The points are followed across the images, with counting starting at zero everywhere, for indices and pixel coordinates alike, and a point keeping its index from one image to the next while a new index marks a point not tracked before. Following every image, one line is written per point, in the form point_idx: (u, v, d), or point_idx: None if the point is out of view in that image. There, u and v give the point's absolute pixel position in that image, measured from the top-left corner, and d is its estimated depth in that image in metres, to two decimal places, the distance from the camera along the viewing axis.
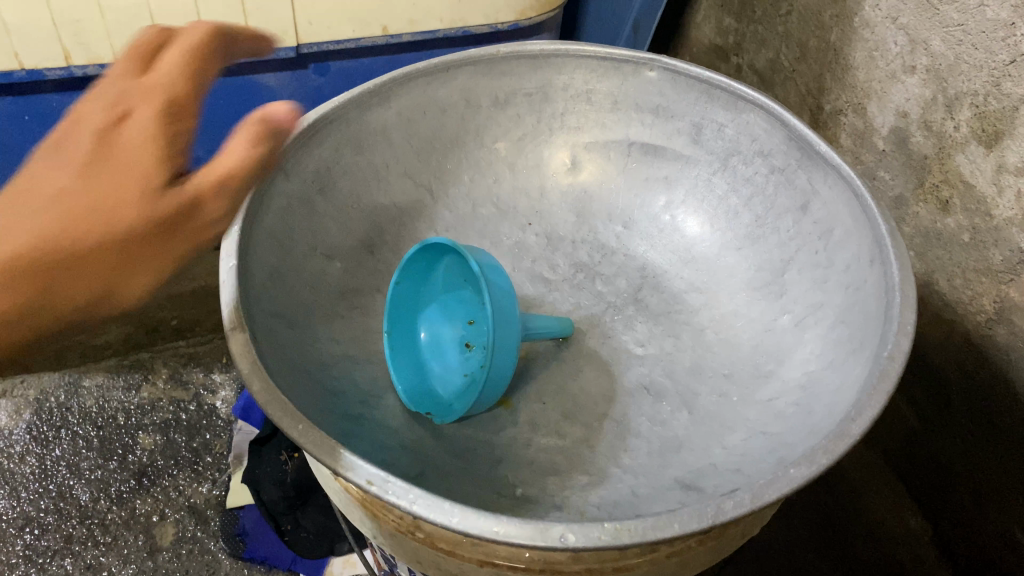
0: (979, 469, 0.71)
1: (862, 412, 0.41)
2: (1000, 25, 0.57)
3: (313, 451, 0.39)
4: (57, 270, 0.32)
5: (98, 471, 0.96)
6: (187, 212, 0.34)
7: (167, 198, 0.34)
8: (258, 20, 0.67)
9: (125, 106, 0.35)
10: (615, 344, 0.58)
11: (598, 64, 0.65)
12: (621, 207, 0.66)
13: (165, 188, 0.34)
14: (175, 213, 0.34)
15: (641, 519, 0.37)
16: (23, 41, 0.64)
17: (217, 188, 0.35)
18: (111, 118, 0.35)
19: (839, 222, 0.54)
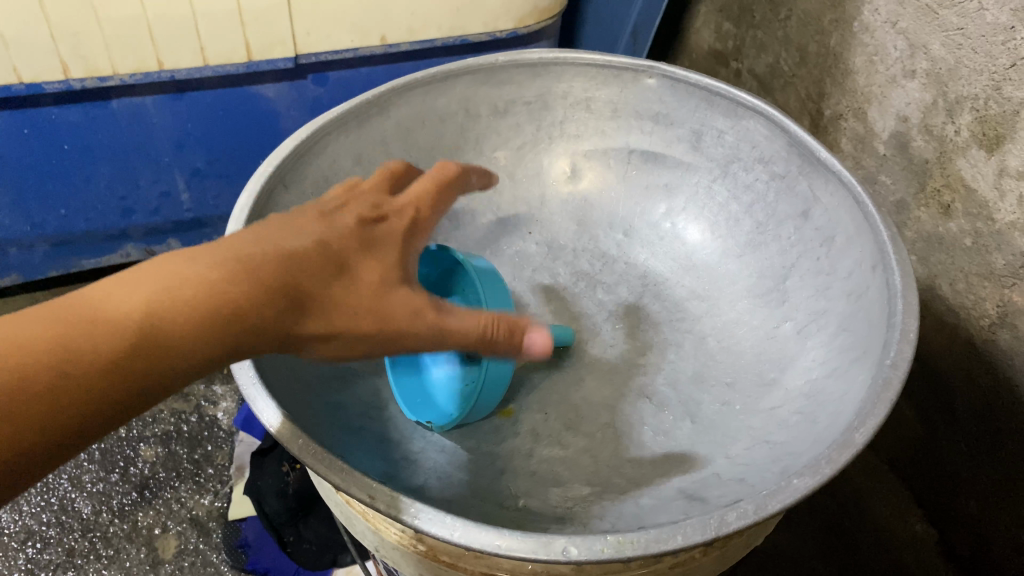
0: (985, 474, 0.71)
1: (866, 421, 0.41)
2: (1000, 28, 0.56)
3: (314, 466, 0.39)
4: (301, 326, 0.35)
5: (100, 484, 0.95)
6: (414, 327, 0.36)
7: (399, 310, 0.36)
8: (256, 30, 0.67)
9: (395, 245, 0.38)
10: (616, 353, 0.57)
11: (597, 72, 0.65)
12: (621, 215, 0.66)
13: (399, 307, 0.36)
14: (400, 324, 0.36)
15: (643, 532, 0.37)
16: (21, 55, 0.64)
17: (444, 324, 0.37)
18: (379, 241, 0.38)
19: (841, 228, 0.54)
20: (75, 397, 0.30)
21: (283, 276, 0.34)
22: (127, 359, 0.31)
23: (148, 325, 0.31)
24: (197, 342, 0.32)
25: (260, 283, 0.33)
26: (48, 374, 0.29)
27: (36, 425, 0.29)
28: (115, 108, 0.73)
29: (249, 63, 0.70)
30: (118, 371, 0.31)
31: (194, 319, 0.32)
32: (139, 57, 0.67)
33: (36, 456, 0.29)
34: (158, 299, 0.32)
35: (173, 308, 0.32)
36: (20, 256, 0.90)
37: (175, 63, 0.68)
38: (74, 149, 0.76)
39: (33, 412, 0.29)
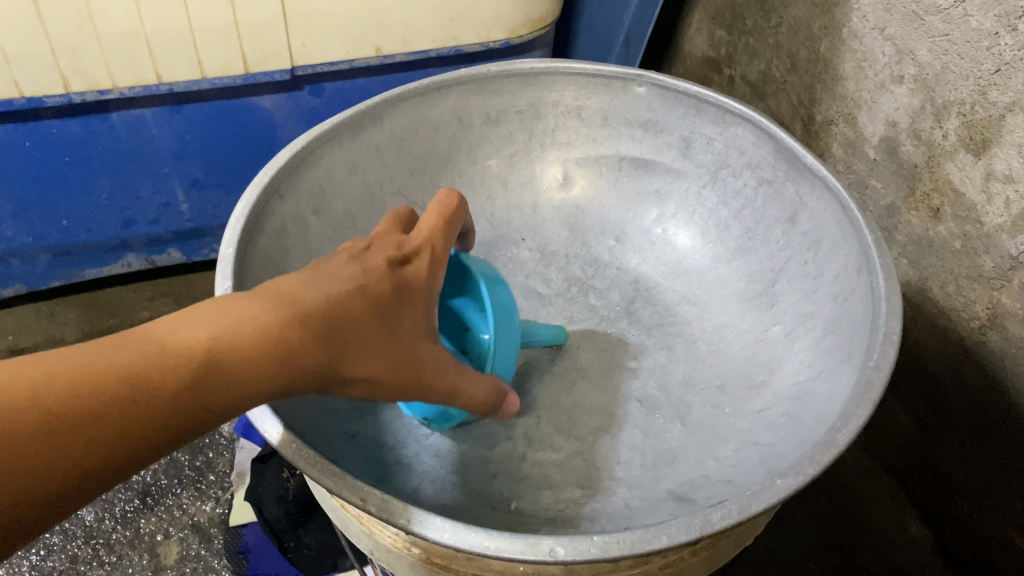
0: (978, 475, 0.71)
1: (849, 422, 0.42)
2: (984, 34, 0.57)
3: (308, 470, 0.40)
4: (340, 376, 0.35)
5: (102, 492, 0.96)
6: (433, 382, 0.38)
7: (422, 363, 0.38)
8: (252, 43, 0.68)
9: (425, 294, 0.39)
10: (608, 358, 0.58)
11: (588, 81, 0.66)
12: (613, 221, 0.67)
13: (425, 366, 0.38)
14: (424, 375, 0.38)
15: (628, 532, 0.37)
16: (21, 70, 0.65)
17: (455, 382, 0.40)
18: (413, 290, 0.38)
19: (827, 233, 0.55)
20: (133, 452, 0.29)
21: (330, 329, 0.34)
22: (186, 412, 0.30)
23: (204, 377, 0.31)
24: (247, 391, 0.32)
25: (307, 339, 0.33)
26: (114, 427, 0.29)
27: (95, 472, 0.29)
28: (114, 120, 0.75)
29: (246, 75, 0.71)
30: (177, 422, 0.30)
31: (248, 372, 0.32)
32: (137, 71, 0.68)
33: (81, 498, 0.29)
34: (212, 352, 0.31)
35: (226, 362, 0.31)
36: (23, 267, 0.91)
37: (173, 76, 0.69)
38: (75, 161, 0.78)
39: (98, 461, 0.29)
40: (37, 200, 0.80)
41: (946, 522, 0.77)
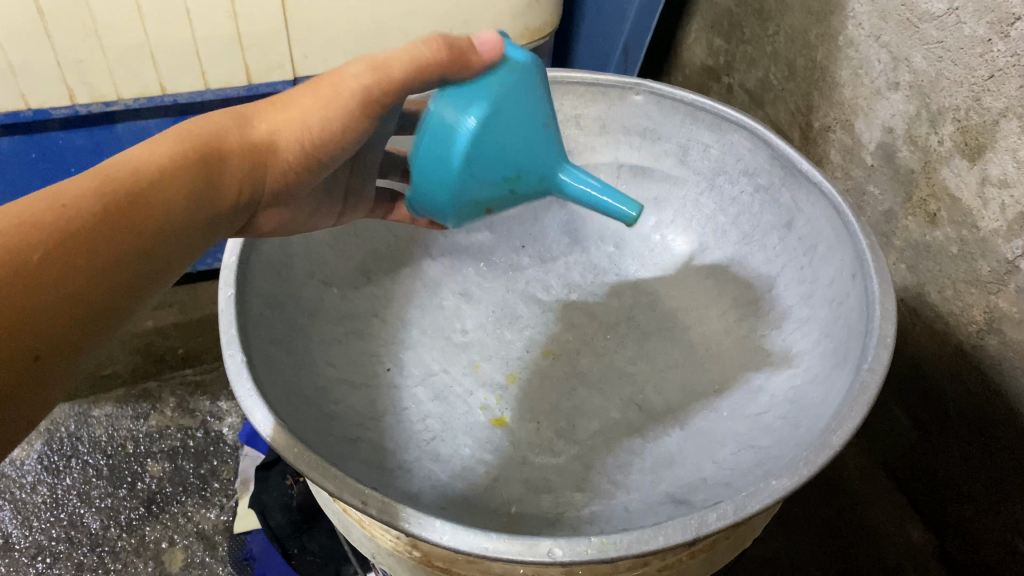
0: (979, 478, 0.71)
1: (842, 423, 0.42)
2: (978, 41, 0.57)
3: (310, 473, 0.41)
4: (257, 137, 0.47)
5: (108, 499, 0.97)
6: (347, 75, 0.46)
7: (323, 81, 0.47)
8: (254, 54, 0.69)
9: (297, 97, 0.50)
10: (607, 362, 0.59)
11: (586, 90, 0.67)
12: (612, 228, 0.68)
13: (323, 82, 0.47)
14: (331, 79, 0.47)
15: (625, 533, 0.38)
16: (28, 82, 0.66)
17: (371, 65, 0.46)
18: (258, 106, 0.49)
19: (822, 238, 0.56)
20: (88, 208, 0.36)
21: (240, 115, 0.48)
22: (123, 180, 0.39)
23: (125, 160, 0.40)
24: (170, 160, 0.42)
25: (213, 127, 0.46)
26: (60, 197, 0.36)
27: (67, 224, 0.35)
28: (120, 132, 0.76)
29: (248, 86, 0.72)
30: (119, 186, 0.38)
31: (158, 149, 0.42)
32: (141, 83, 0.69)
33: (80, 264, 0.35)
34: (130, 152, 0.41)
35: (143, 150, 0.42)
36: None
37: (176, 87, 0.70)
38: (81, 171, 0.79)
39: (61, 217, 0.35)
40: None
41: (947, 525, 0.78)
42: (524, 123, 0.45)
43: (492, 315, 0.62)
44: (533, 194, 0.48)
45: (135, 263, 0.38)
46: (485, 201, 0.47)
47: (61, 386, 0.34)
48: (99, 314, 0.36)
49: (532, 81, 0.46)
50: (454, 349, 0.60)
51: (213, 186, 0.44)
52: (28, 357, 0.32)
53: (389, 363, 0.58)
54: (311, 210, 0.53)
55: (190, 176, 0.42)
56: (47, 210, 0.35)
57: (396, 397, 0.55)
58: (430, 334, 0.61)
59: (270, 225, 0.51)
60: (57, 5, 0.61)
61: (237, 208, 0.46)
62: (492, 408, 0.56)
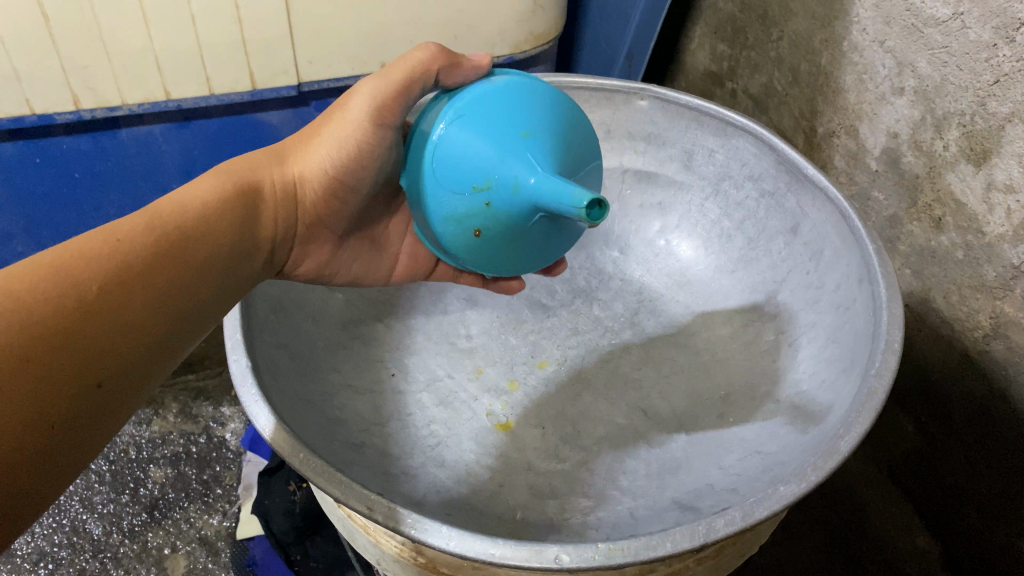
0: (984, 484, 0.71)
1: (850, 429, 0.42)
2: (983, 46, 0.57)
3: (315, 480, 0.40)
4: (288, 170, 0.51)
5: (110, 505, 0.97)
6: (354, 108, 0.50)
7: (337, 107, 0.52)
8: (259, 60, 0.69)
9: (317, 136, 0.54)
10: (612, 368, 0.58)
11: (590, 95, 0.67)
12: (616, 233, 0.68)
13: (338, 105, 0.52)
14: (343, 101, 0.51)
15: (633, 539, 0.38)
16: (33, 87, 0.66)
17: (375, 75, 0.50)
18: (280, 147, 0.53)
19: (828, 243, 0.56)
20: (137, 242, 0.39)
21: (271, 151, 0.52)
22: (171, 218, 0.42)
23: (171, 198, 0.44)
24: (210, 197, 0.45)
25: (249, 163, 0.50)
26: (114, 233, 0.39)
27: (120, 258, 0.38)
28: (123, 137, 0.76)
29: (253, 91, 0.72)
30: (167, 223, 0.42)
31: (202, 186, 0.46)
32: (146, 89, 0.69)
33: (137, 294, 0.38)
34: (179, 192, 0.45)
35: (191, 188, 0.46)
36: None
37: (181, 93, 0.70)
38: (84, 177, 0.79)
39: (116, 251, 0.38)
40: (48, 214, 0.81)
41: (952, 532, 0.77)
42: (499, 124, 0.42)
43: (497, 321, 0.62)
44: (515, 213, 0.41)
45: (184, 294, 0.41)
46: (466, 217, 0.43)
47: (115, 418, 0.37)
48: (154, 345, 0.38)
49: (525, 93, 0.43)
50: (459, 355, 0.60)
51: (252, 219, 0.47)
52: (90, 385, 0.35)
53: (393, 369, 0.58)
54: (358, 255, 0.56)
55: (231, 206, 0.46)
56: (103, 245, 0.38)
57: (400, 403, 0.55)
58: (435, 340, 0.60)
59: (312, 264, 0.54)
60: (62, 10, 0.61)
61: (276, 240, 0.50)
62: (497, 413, 0.56)
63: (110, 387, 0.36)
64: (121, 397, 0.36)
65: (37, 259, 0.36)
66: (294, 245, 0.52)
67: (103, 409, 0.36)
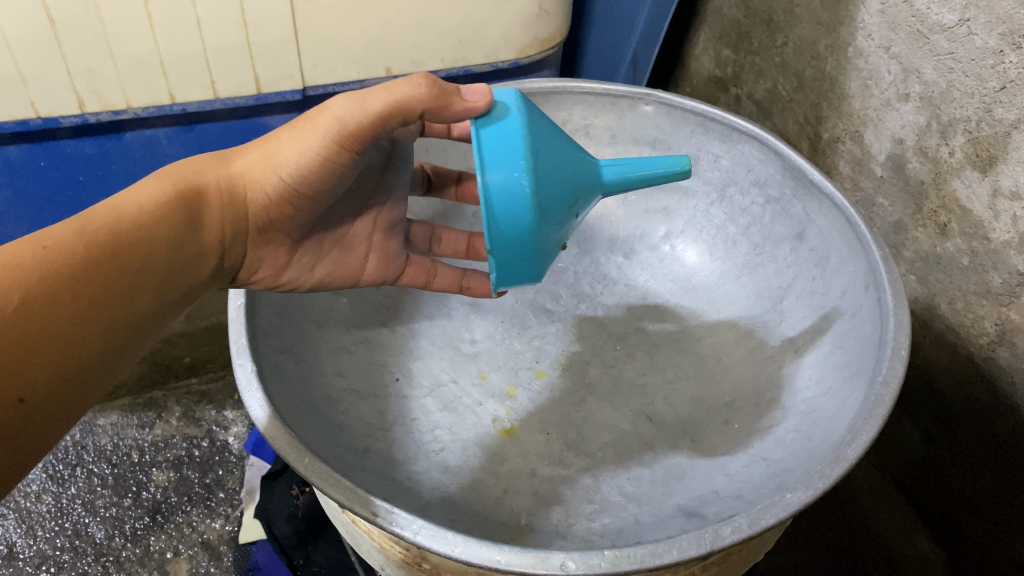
0: (990, 492, 0.71)
1: (858, 436, 0.42)
2: (989, 52, 0.57)
3: (319, 485, 0.40)
4: (236, 172, 0.50)
5: (113, 509, 0.97)
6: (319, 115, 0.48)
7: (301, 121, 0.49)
8: (264, 64, 0.69)
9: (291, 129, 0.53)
10: (616, 373, 0.58)
11: (595, 100, 0.67)
12: (621, 239, 0.68)
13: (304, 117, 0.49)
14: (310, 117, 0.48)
15: (639, 546, 0.38)
16: (39, 91, 0.66)
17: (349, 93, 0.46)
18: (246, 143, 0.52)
19: (834, 249, 0.56)
20: (66, 255, 0.40)
21: (224, 155, 0.51)
22: (107, 224, 0.43)
23: (109, 205, 0.44)
24: (150, 203, 0.45)
25: (196, 165, 0.50)
26: (42, 241, 0.40)
27: (45, 270, 0.39)
28: (128, 140, 0.76)
29: (258, 95, 0.72)
30: (100, 231, 0.42)
31: (141, 191, 0.46)
32: (151, 92, 0.69)
33: (62, 307, 0.38)
34: (118, 198, 0.45)
35: (130, 192, 0.46)
36: None
37: (186, 96, 0.70)
38: (89, 180, 0.79)
39: (42, 264, 0.39)
40: (52, 216, 0.81)
41: (957, 539, 0.77)
42: (554, 140, 0.45)
43: (501, 326, 0.62)
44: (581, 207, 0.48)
45: (117, 304, 0.41)
46: (558, 233, 0.46)
47: (37, 444, 0.37)
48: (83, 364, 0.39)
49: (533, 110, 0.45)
50: (463, 359, 0.60)
51: (194, 225, 0.47)
52: (10, 402, 0.35)
53: (397, 373, 0.58)
54: (326, 261, 0.56)
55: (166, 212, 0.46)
56: (29, 258, 0.38)
57: (405, 407, 0.55)
58: (439, 344, 0.60)
59: (268, 267, 0.53)
60: (68, 13, 0.61)
61: (223, 244, 0.50)
62: (502, 418, 0.56)
63: (31, 407, 0.36)
64: (41, 424, 0.37)
65: None
66: (247, 247, 0.52)
67: (22, 432, 0.36)
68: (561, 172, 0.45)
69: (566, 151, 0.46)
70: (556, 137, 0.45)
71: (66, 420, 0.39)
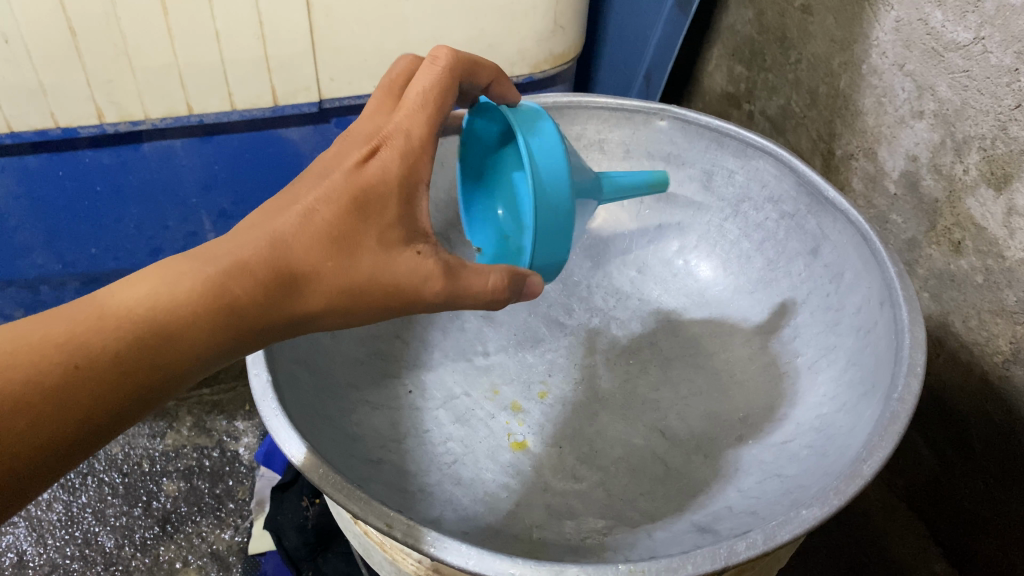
0: (1005, 511, 0.70)
1: (874, 453, 0.42)
2: (1005, 70, 0.57)
3: (334, 495, 0.40)
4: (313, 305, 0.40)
5: (123, 518, 0.97)
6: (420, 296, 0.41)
7: (399, 274, 0.41)
8: (281, 78, 0.70)
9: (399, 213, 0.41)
10: (628, 389, 0.58)
11: (609, 115, 0.67)
12: (634, 253, 0.68)
13: (402, 276, 0.40)
14: (406, 289, 0.41)
15: (653, 561, 0.37)
16: (59, 102, 0.67)
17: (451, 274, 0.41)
18: (348, 236, 0.40)
19: (849, 266, 0.56)
20: (92, 394, 0.33)
21: (299, 265, 0.39)
22: (153, 357, 0.35)
23: (148, 320, 0.35)
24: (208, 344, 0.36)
25: (267, 281, 0.38)
26: (80, 371, 0.33)
27: (67, 412, 0.32)
28: (145, 151, 0.76)
29: (275, 107, 0.72)
30: (143, 374, 0.35)
31: (198, 324, 0.36)
32: (169, 103, 0.69)
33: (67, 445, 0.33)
34: (164, 303, 0.35)
35: (187, 310, 0.36)
36: (52, 295, 0.91)
37: (203, 108, 0.71)
38: (106, 190, 0.79)
39: (73, 417, 0.33)
40: (69, 226, 0.82)
41: (972, 561, 0.76)
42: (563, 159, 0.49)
43: (514, 338, 0.62)
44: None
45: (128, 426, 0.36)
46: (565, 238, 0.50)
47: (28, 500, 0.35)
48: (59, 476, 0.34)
49: (543, 136, 0.47)
50: (476, 372, 0.60)
51: (240, 352, 0.39)
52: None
53: (410, 385, 0.58)
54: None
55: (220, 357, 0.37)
56: (35, 392, 0.32)
57: (418, 419, 0.55)
58: (453, 356, 0.61)
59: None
60: (89, 24, 0.62)
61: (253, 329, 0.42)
62: (515, 431, 0.56)
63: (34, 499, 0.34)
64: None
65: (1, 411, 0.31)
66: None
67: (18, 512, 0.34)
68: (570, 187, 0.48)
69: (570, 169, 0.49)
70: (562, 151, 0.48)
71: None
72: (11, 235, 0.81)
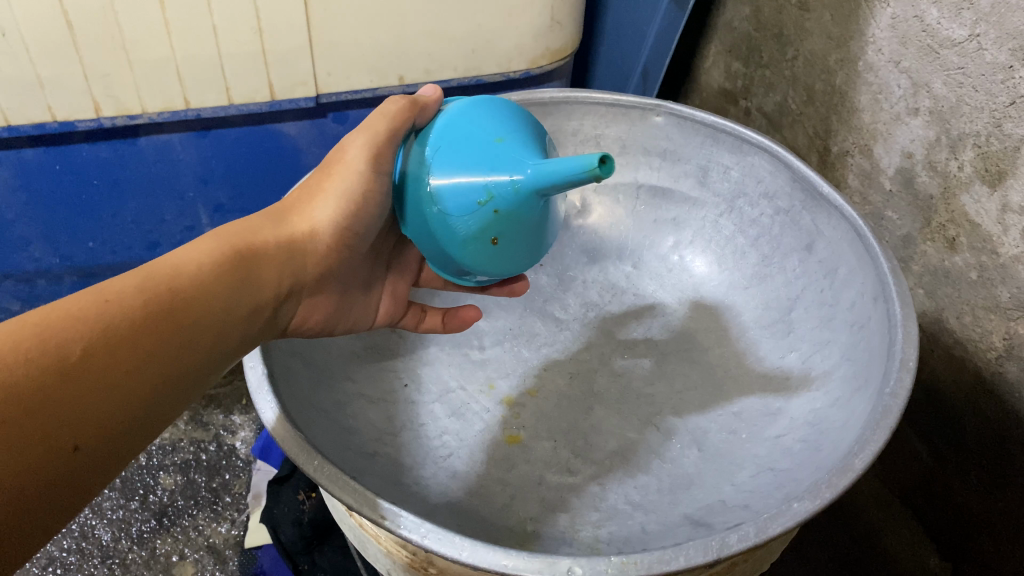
0: (997, 507, 0.70)
1: (866, 447, 0.42)
2: (999, 68, 0.57)
3: (330, 486, 0.41)
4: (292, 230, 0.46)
5: (120, 511, 0.97)
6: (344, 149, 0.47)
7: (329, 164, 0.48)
8: (279, 72, 0.70)
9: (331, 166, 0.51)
10: (623, 383, 0.58)
11: (606, 110, 0.67)
12: (630, 249, 0.68)
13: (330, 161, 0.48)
14: (332, 161, 0.48)
15: (647, 553, 0.38)
16: (57, 95, 0.67)
17: (365, 127, 0.47)
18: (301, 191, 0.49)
19: (843, 261, 0.56)
20: (115, 304, 0.37)
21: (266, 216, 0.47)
22: (169, 279, 0.40)
23: (159, 263, 0.40)
24: (208, 263, 0.42)
25: (242, 230, 0.45)
26: (104, 293, 0.37)
27: (107, 326, 0.36)
28: (143, 145, 0.76)
29: (272, 101, 0.72)
30: (160, 290, 0.39)
31: (195, 249, 0.42)
32: (166, 97, 0.69)
33: (120, 361, 0.36)
34: (167, 258, 0.41)
35: (183, 251, 0.42)
36: (49, 288, 0.91)
37: (201, 102, 0.71)
38: (103, 184, 0.79)
39: (104, 320, 0.36)
40: (66, 220, 0.82)
41: (965, 556, 0.76)
42: (471, 135, 0.42)
43: (510, 333, 0.62)
44: (530, 209, 0.40)
45: (177, 365, 0.39)
46: (483, 232, 0.42)
47: (105, 470, 0.36)
48: (131, 422, 0.36)
49: (439, 131, 0.45)
50: (472, 366, 0.60)
51: (255, 285, 0.44)
52: (64, 450, 0.33)
53: (405, 379, 0.58)
54: (354, 294, 0.53)
55: (229, 268, 0.42)
56: (74, 317, 0.35)
57: (413, 413, 0.56)
58: (449, 350, 0.61)
59: (320, 314, 0.50)
60: (86, 17, 0.62)
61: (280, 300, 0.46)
62: (509, 424, 0.56)
63: (100, 425, 0.35)
64: (78, 484, 0.34)
65: (28, 321, 0.34)
66: (302, 300, 0.48)
67: (93, 452, 0.35)
68: (457, 167, 0.42)
69: (482, 139, 0.42)
70: (463, 131, 0.43)
71: (92, 485, 0.35)
72: (8, 229, 0.81)
